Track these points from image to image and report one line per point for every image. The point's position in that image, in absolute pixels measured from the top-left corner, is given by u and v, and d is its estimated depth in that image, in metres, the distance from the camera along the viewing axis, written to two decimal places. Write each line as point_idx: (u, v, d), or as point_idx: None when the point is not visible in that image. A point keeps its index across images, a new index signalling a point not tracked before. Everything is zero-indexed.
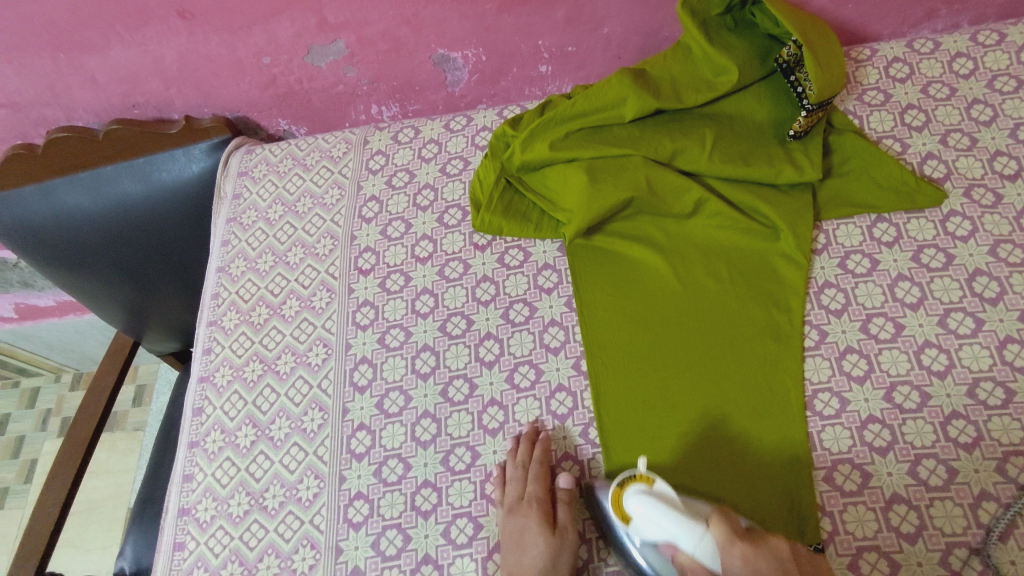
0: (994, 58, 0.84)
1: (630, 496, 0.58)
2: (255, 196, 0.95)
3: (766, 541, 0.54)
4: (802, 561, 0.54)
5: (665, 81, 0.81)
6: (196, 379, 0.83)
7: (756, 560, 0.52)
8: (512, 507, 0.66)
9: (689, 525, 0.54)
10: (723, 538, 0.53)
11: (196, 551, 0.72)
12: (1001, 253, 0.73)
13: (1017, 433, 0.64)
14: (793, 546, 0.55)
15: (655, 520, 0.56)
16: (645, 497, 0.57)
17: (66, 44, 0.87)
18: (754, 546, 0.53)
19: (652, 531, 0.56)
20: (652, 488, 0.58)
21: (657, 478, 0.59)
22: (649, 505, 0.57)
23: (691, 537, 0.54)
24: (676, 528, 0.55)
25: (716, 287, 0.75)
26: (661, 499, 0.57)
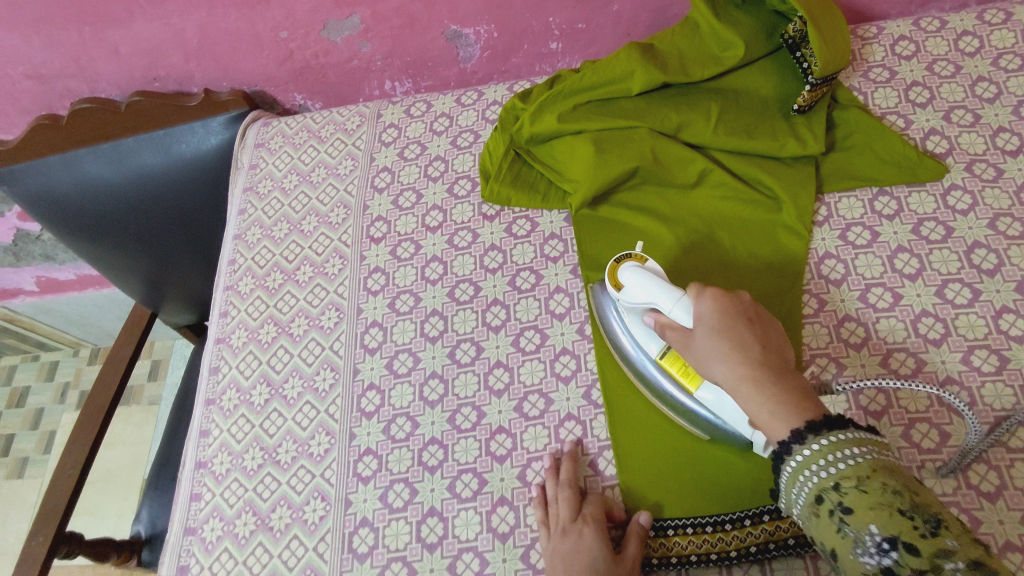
0: (1000, 37, 0.85)
1: (625, 270, 0.66)
2: (271, 166, 0.97)
3: (736, 295, 0.59)
4: (768, 317, 0.59)
5: (673, 55, 0.82)
6: (213, 341, 0.86)
7: (721, 305, 0.58)
8: (562, 527, 0.64)
9: (670, 287, 0.62)
10: (696, 292, 0.60)
11: (212, 502, 0.75)
12: (1000, 226, 0.74)
13: (1010, 399, 0.66)
14: (760, 308, 0.59)
15: (642, 284, 0.64)
16: (638, 269, 0.66)
17: (91, 17, 0.90)
18: (724, 295, 0.58)
19: (639, 296, 0.65)
20: (644, 265, 0.67)
21: (649, 261, 0.68)
22: (639, 274, 0.65)
23: (670, 295, 0.62)
24: (659, 292, 0.63)
25: (718, 253, 0.77)
26: (650, 272, 0.65)
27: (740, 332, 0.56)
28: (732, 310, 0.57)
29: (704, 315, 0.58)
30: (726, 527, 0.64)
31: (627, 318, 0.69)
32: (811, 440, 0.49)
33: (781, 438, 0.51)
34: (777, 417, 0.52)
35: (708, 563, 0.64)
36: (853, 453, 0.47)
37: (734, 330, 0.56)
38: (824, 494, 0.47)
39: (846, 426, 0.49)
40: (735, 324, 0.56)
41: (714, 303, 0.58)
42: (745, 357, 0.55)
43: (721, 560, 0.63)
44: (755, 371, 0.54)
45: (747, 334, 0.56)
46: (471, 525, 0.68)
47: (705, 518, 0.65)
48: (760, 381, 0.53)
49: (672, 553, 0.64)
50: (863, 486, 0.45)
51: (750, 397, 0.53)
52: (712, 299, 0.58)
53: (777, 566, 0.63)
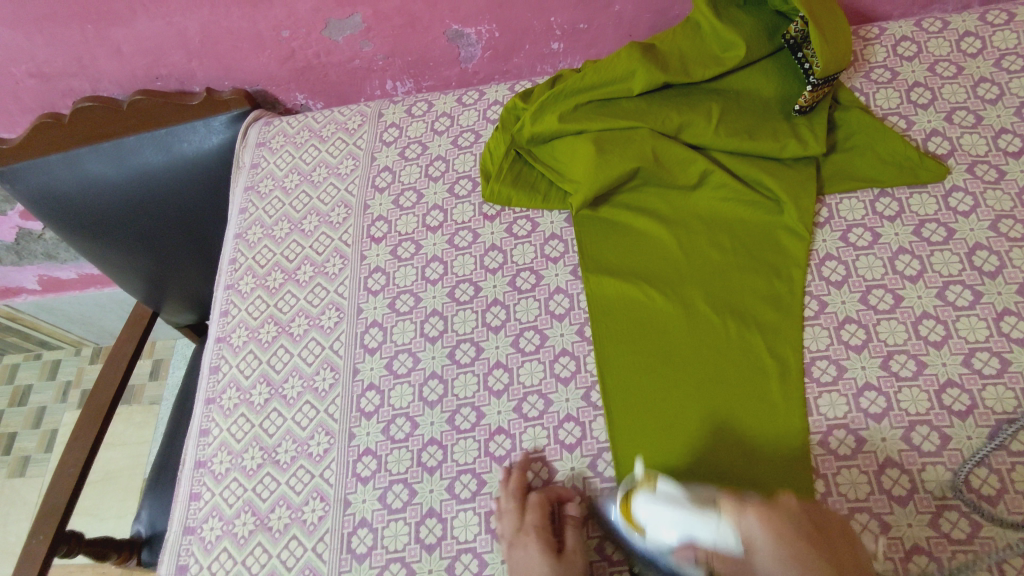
0: (1002, 38, 0.85)
1: (639, 504, 0.58)
2: (272, 165, 0.97)
3: (778, 503, 0.53)
4: (818, 526, 0.53)
5: (674, 55, 0.82)
6: (214, 340, 0.86)
7: (773, 521, 0.50)
8: (512, 539, 0.65)
9: (702, 512, 0.54)
10: (734, 509, 0.52)
11: (211, 501, 0.75)
12: (1002, 228, 0.74)
13: (1011, 402, 0.65)
14: (806, 509, 0.54)
15: (666, 518, 0.56)
16: (652, 500, 0.57)
17: (94, 16, 0.90)
18: (769, 509, 0.52)
19: (667, 538, 0.56)
20: (658, 490, 0.58)
21: (658, 477, 0.60)
22: (660, 506, 0.57)
23: (707, 522, 0.53)
24: (687, 519, 0.54)
25: (720, 256, 0.76)
26: (670, 500, 0.56)
27: (806, 557, 0.49)
28: (786, 524, 0.50)
29: (757, 537, 0.50)
30: None
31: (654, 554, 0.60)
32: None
33: None
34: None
35: None
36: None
37: (800, 554, 0.49)
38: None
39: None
40: (797, 544, 0.49)
41: (763, 519, 0.51)
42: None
43: None
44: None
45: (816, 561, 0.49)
46: (469, 526, 0.68)
47: None
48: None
49: None
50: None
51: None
52: (758, 518, 0.51)
53: None
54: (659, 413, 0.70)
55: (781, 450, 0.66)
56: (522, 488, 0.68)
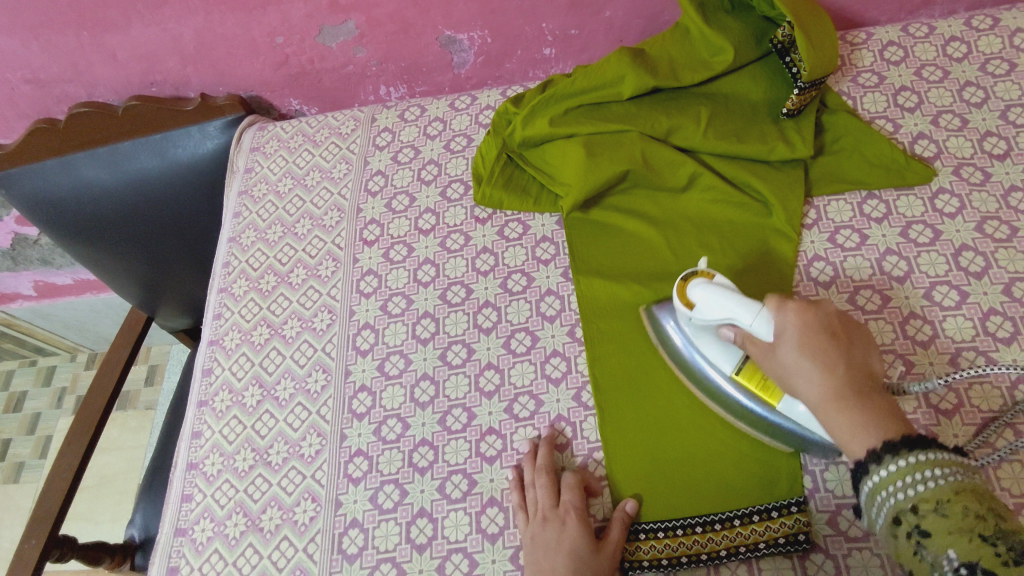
0: (988, 42, 0.86)
1: (695, 288, 0.64)
2: (266, 169, 0.98)
3: (819, 306, 0.58)
4: (851, 327, 0.58)
5: (663, 60, 0.83)
6: (207, 342, 0.87)
7: (805, 318, 0.57)
8: (545, 514, 0.65)
9: (749, 302, 0.60)
10: (776, 303, 0.58)
11: (203, 502, 0.75)
12: (987, 229, 0.75)
13: (997, 401, 0.66)
14: (843, 314, 0.59)
15: (717, 302, 0.62)
16: (708, 285, 0.63)
17: (90, 22, 0.91)
18: (807, 304, 0.57)
19: (713, 314, 0.62)
20: (714, 280, 0.64)
21: (717, 275, 0.65)
22: (713, 292, 0.63)
23: (749, 311, 0.59)
24: (736, 307, 0.60)
25: (710, 257, 0.77)
26: (724, 288, 0.62)
27: (825, 348, 0.55)
28: (817, 320, 0.57)
29: (788, 332, 0.57)
30: (714, 527, 0.65)
31: (695, 336, 0.67)
32: (891, 462, 0.49)
33: (858, 461, 0.52)
34: (856, 440, 0.52)
35: (698, 562, 0.64)
36: (935, 475, 0.47)
37: (820, 347, 0.56)
38: (901, 516, 0.48)
39: (926, 446, 0.49)
40: (819, 341, 0.56)
41: (798, 316, 0.57)
42: (829, 374, 0.55)
43: (711, 560, 0.64)
44: (836, 390, 0.54)
45: (834, 351, 0.55)
46: (460, 526, 0.69)
47: (694, 519, 0.65)
48: (848, 404, 0.53)
49: (646, 557, 0.65)
50: (938, 509, 0.46)
51: (835, 420, 0.53)
52: (794, 314, 0.57)
53: (766, 566, 0.63)
54: (649, 410, 0.71)
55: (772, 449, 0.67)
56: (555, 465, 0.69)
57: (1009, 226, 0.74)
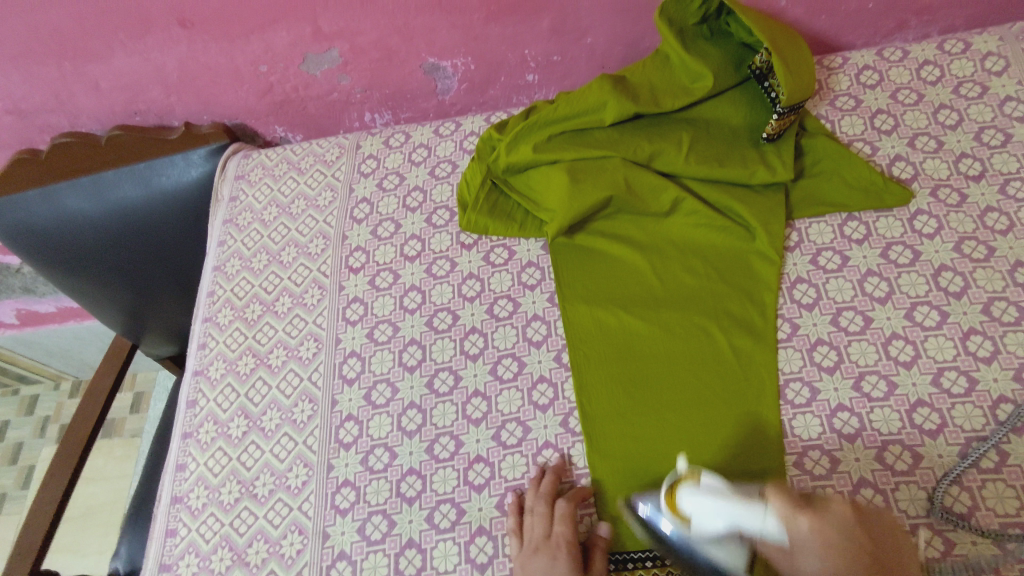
0: (960, 66, 0.88)
1: (684, 496, 0.56)
2: (250, 198, 0.98)
3: (829, 507, 0.50)
4: (872, 531, 0.50)
5: (644, 87, 0.84)
6: (191, 372, 0.86)
7: (824, 531, 0.47)
8: (536, 545, 0.65)
9: (747, 506, 0.52)
10: (783, 509, 0.49)
11: (188, 537, 0.74)
12: (965, 249, 0.76)
13: (980, 420, 0.66)
14: (858, 512, 0.51)
15: (711, 512, 0.53)
16: (696, 493, 0.55)
17: (72, 53, 0.91)
18: (818, 513, 0.48)
19: (710, 527, 0.53)
20: (701, 485, 0.56)
21: (705, 475, 0.57)
22: (704, 499, 0.54)
23: (753, 518, 0.51)
24: (733, 515, 0.52)
25: (694, 281, 0.78)
26: (715, 492, 0.54)
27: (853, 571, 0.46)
28: (840, 536, 0.47)
29: (805, 545, 0.48)
30: None
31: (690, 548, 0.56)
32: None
33: None
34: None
35: None
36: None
37: (850, 565, 0.47)
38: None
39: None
40: (849, 558, 0.47)
41: (815, 530, 0.47)
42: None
43: None
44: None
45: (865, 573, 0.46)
46: (449, 556, 0.68)
47: None
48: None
49: None
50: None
51: None
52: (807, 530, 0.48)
53: None
54: (636, 435, 0.71)
55: (760, 474, 0.67)
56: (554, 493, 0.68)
57: (987, 246, 0.76)
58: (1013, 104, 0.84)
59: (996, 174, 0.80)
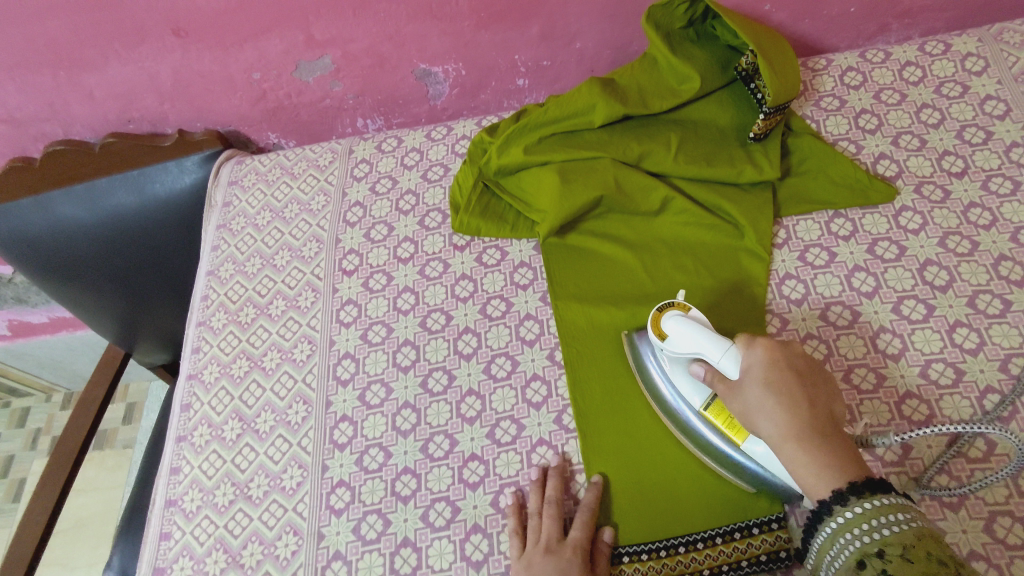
0: (941, 66, 0.90)
1: (668, 319, 0.67)
2: (243, 203, 0.99)
3: (786, 348, 0.62)
4: (821, 372, 0.61)
5: (632, 89, 0.86)
6: (185, 377, 0.86)
7: (771, 364, 0.60)
8: (550, 547, 0.64)
9: (718, 338, 0.64)
10: (744, 345, 0.62)
11: (182, 540, 0.74)
12: (950, 244, 0.77)
13: (967, 411, 0.67)
14: (813, 359, 0.63)
15: (687, 335, 0.65)
16: (681, 318, 0.67)
17: (66, 62, 0.92)
18: (774, 343, 0.61)
19: (684, 347, 0.66)
20: (688, 314, 0.68)
21: (693, 310, 0.69)
22: (686, 326, 0.66)
23: (719, 346, 0.63)
24: (707, 342, 0.64)
25: (684, 278, 0.79)
26: (696, 324, 0.66)
27: (788, 386, 0.59)
28: (784, 368, 0.60)
29: (754, 374, 0.60)
30: (697, 546, 0.65)
31: (669, 368, 0.69)
32: (849, 504, 0.53)
33: (823, 503, 0.54)
34: (823, 479, 0.55)
35: None
36: (899, 517, 0.51)
37: (785, 381, 0.59)
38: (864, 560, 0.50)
39: (886, 489, 0.52)
40: (784, 378, 0.59)
41: (764, 352, 0.61)
42: (793, 418, 0.57)
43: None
44: (794, 430, 0.57)
45: (795, 390, 0.59)
46: (444, 554, 0.68)
47: (677, 539, 0.66)
48: (801, 438, 0.56)
49: None
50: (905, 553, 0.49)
51: (794, 459, 0.56)
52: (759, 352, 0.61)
53: None
54: (628, 429, 0.71)
55: None
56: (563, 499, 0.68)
57: (971, 241, 0.77)
58: (993, 102, 0.86)
59: (978, 170, 0.81)
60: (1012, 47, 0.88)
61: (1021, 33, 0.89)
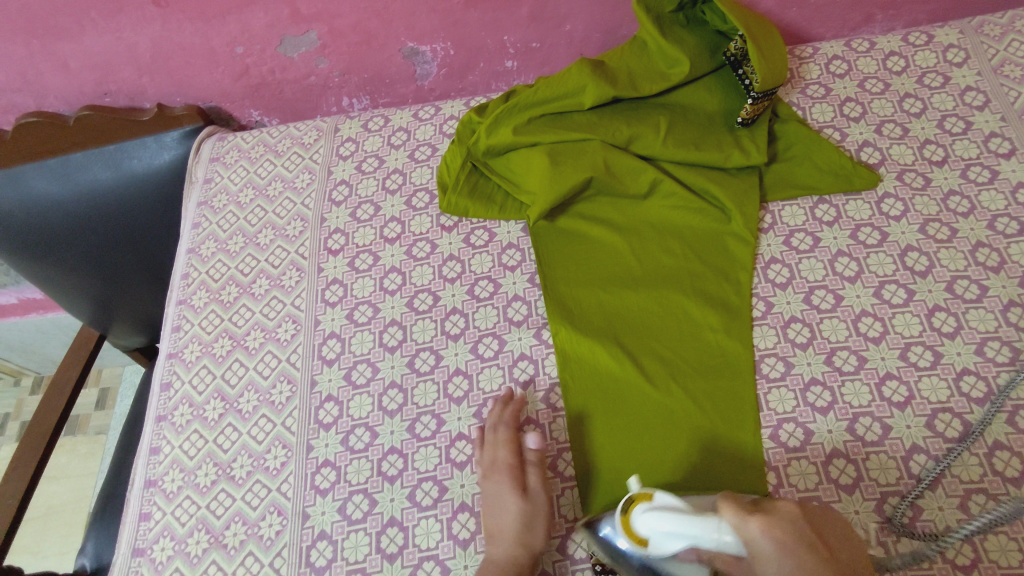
0: (924, 57, 0.92)
1: (638, 515, 0.51)
2: (226, 180, 0.97)
3: (774, 507, 0.47)
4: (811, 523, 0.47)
5: (623, 72, 0.86)
6: (165, 355, 0.84)
7: (779, 532, 0.45)
8: (484, 471, 0.68)
9: (700, 521, 0.48)
10: (742, 525, 0.45)
11: (162, 521, 0.73)
12: (930, 231, 0.79)
13: (944, 392, 0.69)
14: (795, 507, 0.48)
15: (664, 530, 0.49)
16: (649, 509, 0.51)
17: (40, 30, 0.89)
18: (767, 514, 0.46)
19: (665, 546, 0.50)
20: (655, 502, 0.51)
21: (652, 488, 0.53)
22: (657, 518, 0.50)
23: (711, 534, 0.47)
24: (689, 531, 0.48)
25: (671, 260, 0.79)
26: (665, 508, 0.50)
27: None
28: (788, 534, 0.45)
29: (770, 558, 0.44)
30: None
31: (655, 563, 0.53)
32: None
33: None
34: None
35: None
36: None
37: (822, 572, 0.44)
38: None
39: None
40: (811, 560, 0.44)
41: (771, 536, 0.44)
42: None
43: None
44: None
45: (831, 567, 0.44)
46: (431, 533, 0.68)
47: None
48: None
49: None
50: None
51: None
52: (765, 525, 0.45)
53: None
54: (617, 406, 0.71)
55: (740, 443, 0.68)
56: (514, 422, 0.71)
57: (950, 228, 0.78)
58: (974, 93, 0.87)
59: (957, 159, 0.83)
60: (993, 40, 0.90)
61: (1001, 26, 0.91)
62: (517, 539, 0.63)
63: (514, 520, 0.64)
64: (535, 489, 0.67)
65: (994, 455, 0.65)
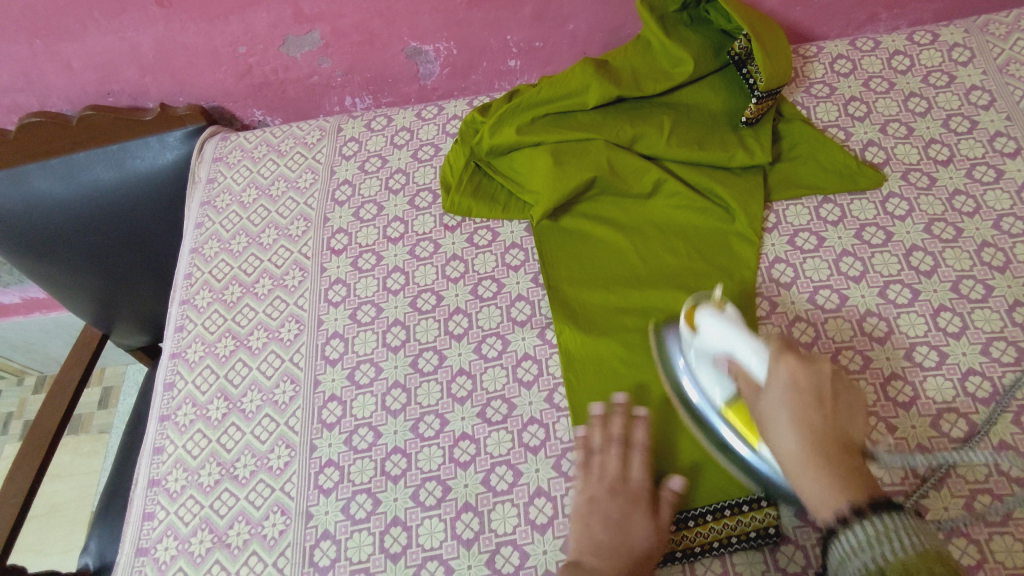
0: (928, 56, 0.91)
1: (702, 315, 0.64)
2: (229, 179, 0.97)
3: (817, 364, 0.57)
4: (845, 397, 0.57)
5: (627, 71, 0.86)
6: (168, 355, 0.84)
7: (799, 373, 0.55)
8: (610, 484, 0.65)
9: (749, 339, 0.60)
10: (775, 350, 0.57)
11: (166, 520, 0.73)
12: (935, 230, 0.78)
13: (949, 392, 0.69)
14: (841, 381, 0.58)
15: (717, 332, 0.62)
16: (716, 316, 0.63)
17: (43, 30, 0.89)
18: (803, 361, 0.56)
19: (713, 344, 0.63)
20: (723, 312, 0.64)
21: (731, 307, 0.65)
22: (717, 323, 0.63)
23: (750, 347, 0.59)
24: (737, 342, 0.60)
25: (675, 259, 0.79)
26: (730, 321, 0.63)
27: (807, 406, 0.54)
28: (808, 382, 0.55)
29: (777, 378, 0.56)
30: (686, 524, 0.64)
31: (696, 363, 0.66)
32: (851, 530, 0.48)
33: (828, 527, 0.50)
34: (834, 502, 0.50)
35: (673, 561, 0.63)
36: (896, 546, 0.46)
37: (806, 404, 0.54)
38: None
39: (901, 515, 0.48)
40: (808, 396, 0.55)
41: (790, 369, 0.55)
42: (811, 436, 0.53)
43: (684, 557, 0.63)
44: (816, 455, 0.52)
45: (821, 412, 0.54)
46: (435, 533, 0.67)
47: None
48: (823, 469, 0.51)
49: None
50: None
51: (806, 479, 0.52)
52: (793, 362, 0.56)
53: (739, 560, 0.63)
54: None
55: None
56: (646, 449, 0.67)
57: (955, 228, 0.78)
58: (979, 92, 0.87)
59: (962, 159, 0.82)
60: (998, 39, 0.90)
61: (1006, 24, 0.91)
62: (622, 552, 0.61)
63: (637, 546, 0.61)
64: (664, 526, 0.63)
65: (1000, 456, 0.65)
